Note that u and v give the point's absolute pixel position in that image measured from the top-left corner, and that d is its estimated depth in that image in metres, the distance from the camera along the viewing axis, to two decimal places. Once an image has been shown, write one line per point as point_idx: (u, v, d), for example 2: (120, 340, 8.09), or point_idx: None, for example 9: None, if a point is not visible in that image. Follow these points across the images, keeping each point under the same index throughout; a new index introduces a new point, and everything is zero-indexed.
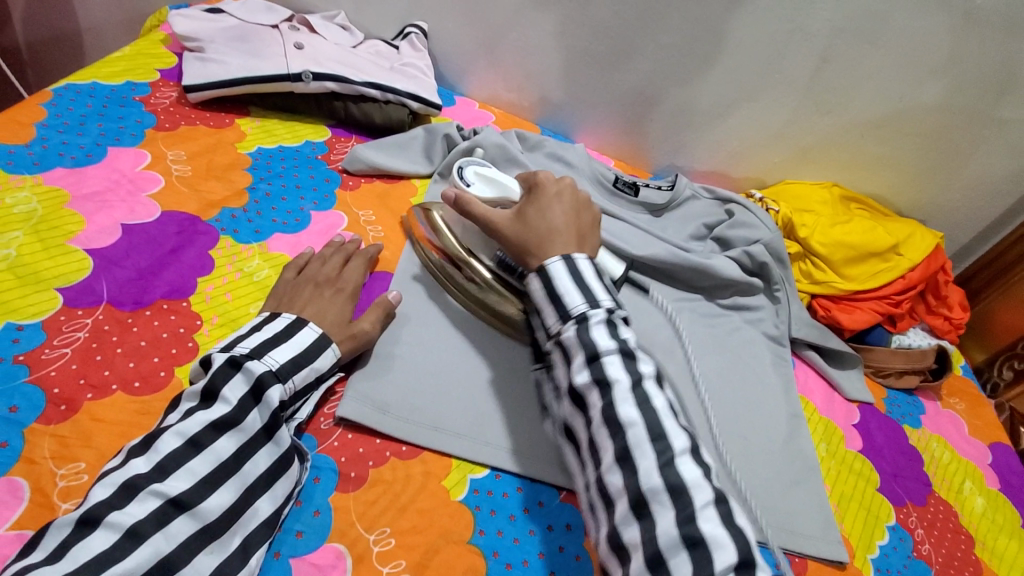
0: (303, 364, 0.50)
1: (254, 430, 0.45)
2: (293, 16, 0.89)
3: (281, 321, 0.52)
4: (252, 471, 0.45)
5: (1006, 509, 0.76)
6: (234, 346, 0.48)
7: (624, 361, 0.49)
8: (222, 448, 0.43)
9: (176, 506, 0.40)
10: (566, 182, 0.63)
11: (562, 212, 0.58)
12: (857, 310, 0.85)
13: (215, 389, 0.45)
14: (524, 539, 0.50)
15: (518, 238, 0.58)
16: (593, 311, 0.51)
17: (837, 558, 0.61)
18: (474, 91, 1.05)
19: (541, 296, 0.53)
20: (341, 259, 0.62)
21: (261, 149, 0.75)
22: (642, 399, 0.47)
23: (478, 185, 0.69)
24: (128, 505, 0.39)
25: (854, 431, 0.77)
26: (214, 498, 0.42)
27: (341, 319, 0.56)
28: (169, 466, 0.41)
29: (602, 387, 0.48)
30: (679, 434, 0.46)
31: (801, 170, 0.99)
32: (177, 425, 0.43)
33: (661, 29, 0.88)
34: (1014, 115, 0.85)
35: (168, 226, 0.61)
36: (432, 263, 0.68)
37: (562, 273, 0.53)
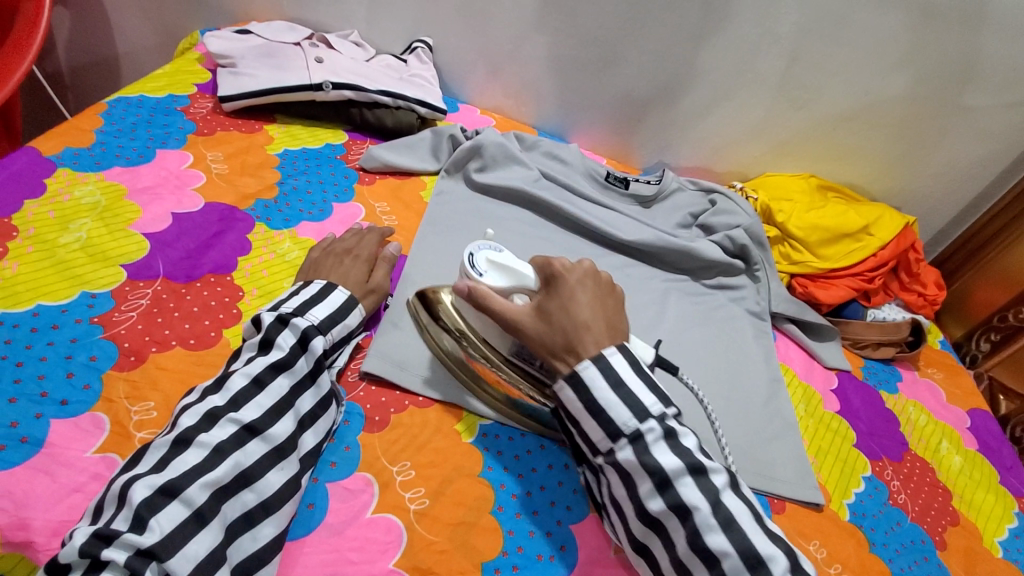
0: (338, 320, 0.59)
1: (303, 372, 0.54)
2: (312, 35, 0.99)
3: (315, 286, 0.61)
4: (303, 407, 0.53)
5: (983, 466, 0.80)
6: (279, 307, 0.57)
7: (696, 480, 0.49)
8: (280, 386, 0.52)
9: (250, 431, 0.48)
10: (582, 266, 0.59)
11: (587, 304, 0.56)
12: (833, 287, 0.92)
13: (270, 339, 0.53)
14: (528, 475, 0.57)
15: (546, 339, 0.55)
16: (645, 425, 0.50)
17: (814, 501, 0.67)
18: (475, 98, 1.14)
19: (581, 411, 0.52)
20: (356, 237, 0.70)
21: (287, 150, 0.84)
22: (726, 520, 0.47)
23: (492, 274, 0.60)
24: (212, 429, 0.47)
25: (831, 395, 0.83)
26: (279, 425, 0.50)
27: (360, 279, 0.65)
28: (241, 400, 0.49)
29: (682, 513, 0.48)
30: (776, 555, 0.46)
31: (780, 162, 1.07)
32: (243, 368, 0.51)
33: (643, 37, 0.97)
34: (975, 103, 0.93)
35: (210, 215, 0.70)
36: (446, 355, 0.63)
37: (600, 384, 0.52)
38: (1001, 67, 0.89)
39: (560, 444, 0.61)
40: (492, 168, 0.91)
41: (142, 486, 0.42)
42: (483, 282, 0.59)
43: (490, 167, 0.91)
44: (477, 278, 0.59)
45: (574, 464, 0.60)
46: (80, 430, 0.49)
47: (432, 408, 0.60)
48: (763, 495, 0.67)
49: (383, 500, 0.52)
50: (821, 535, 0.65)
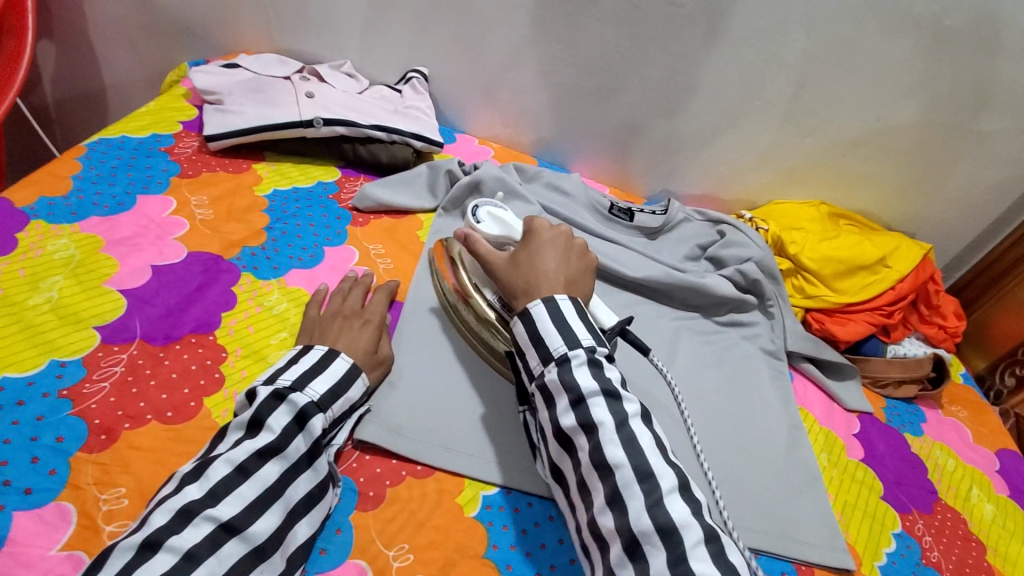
0: (339, 394, 0.54)
1: (296, 457, 0.49)
2: (303, 68, 0.96)
3: (315, 352, 0.56)
4: (293, 496, 0.48)
5: (1017, 515, 0.76)
6: (276, 378, 0.52)
7: (608, 403, 0.50)
8: (267, 474, 0.47)
9: (227, 530, 0.44)
10: (561, 231, 0.65)
11: (552, 259, 0.61)
12: (850, 322, 0.88)
13: (261, 418, 0.49)
14: (537, 554, 0.53)
15: (509, 281, 0.61)
16: (573, 352, 0.53)
17: (843, 565, 0.63)
18: (473, 127, 1.11)
19: (524, 339, 0.55)
20: (360, 294, 0.67)
21: (277, 191, 0.81)
22: (628, 439, 0.49)
23: (487, 224, 0.73)
24: (184, 530, 0.42)
25: (854, 441, 0.78)
26: (261, 521, 0.45)
27: (369, 347, 0.61)
28: (220, 492, 0.45)
29: (588, 429, 0.49)
30: (667, 475, 0.47)
31: (789, 190, 1.04)
32: (227, 453, 0.46)
33: (646, 64, 0.94)
34: (992, 127, 0.89)
35: (193, 266, 0.66)
36: (445, 296, 0.71)
37: (545, 316, 0.55)
38: (1018, 91, 0.86)
39: None
40: None
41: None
42: (478, 227, 0.73)
43: None
44: (475, 223, 0.73)
45: None
46: (43, 524, 0.44)
47: (432, 477, 0.56)
48: (787, 560, 0.63)
49: None
50: None
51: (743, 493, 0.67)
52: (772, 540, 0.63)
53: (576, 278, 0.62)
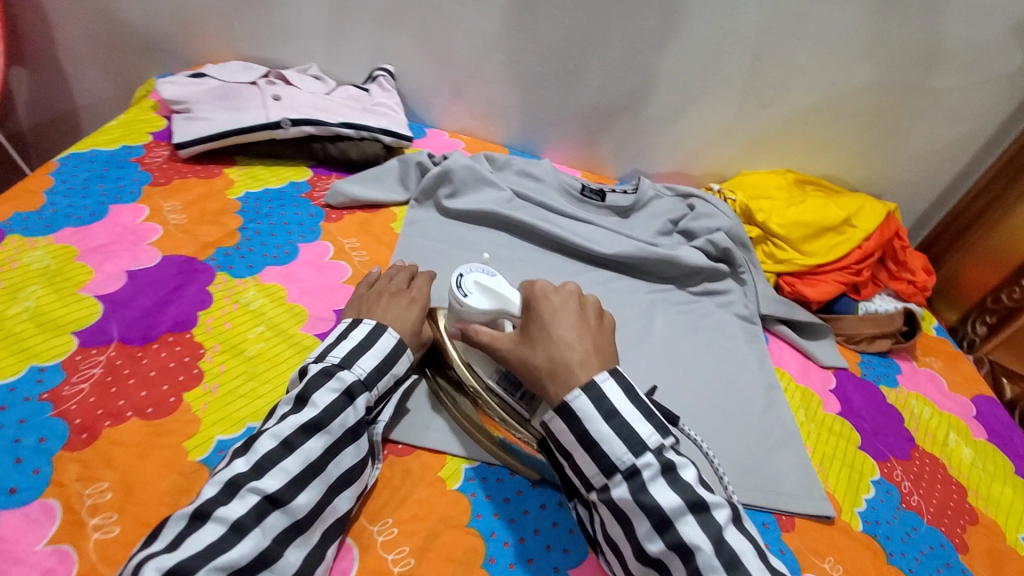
0: (385, 371, 0.57)
1: (340, 432, 0.51)
2: (269, 73, 0.97)
3: (363, 327, 0.58)
4: (336, 470, 0.50)
5: (995, 457, 0.77)
6: (326, 356, 0.55)
7: (699, 518, 0.45)
8: (312, 448, 0.49)
9: (272, 502, 0.46)
10: (568, 289, 0.58)
11: (571, 326, 0.53)
12: (821, 283, 0.90)
13: (307, 394, 0.52)
14: (520, 519, 0.54)
15: (529, 366, 0.53)
16: (643, 460, 0.47)
17: (824, 513, 0.64)
18: (443, 121, 1.12)
19: (574, 445, 0.49)
20: (406, 276, 0.69)
21: (249, 193, 0.82)
22: (730, 560, 0.44)
23: (476, 297, 0.59)
24: (232, 501, 0.45)
25: (831, 396, 0.80)
26: (304, 496, 0.47)
27: (415, 328, 0.62)
28: (266, 465, 0.47)
29: (683, 554, 0.45)
30: None
31: (755, 161, 1.06)
32: (273, 429, 0.49)
33: (605, 46, 0.96)
34: (945, 85, 0.92)
35: (169, 269, 0.67)
36: (439, 391, 0.62)
37: (594, 415, 0.48)
38: (966, 47, 0.88)
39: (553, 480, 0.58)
40: (463, 192, 0.89)
41: (152, 567, 0.39)
42: (464, 303, 0.59)
43: (461, 191, 0.89)
44: (461, 297, 0.59)
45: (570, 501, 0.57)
46: (29, 521, 0.46)
47: (415, 454, 0.58)
48: (768, 512, 0.64)
49: (364, 565, 0.49)
50: (834, 550, 0.62)
51: (723, 452, 0.69)
52: (753, 494, 0.65)
53: (599, 337, 0.55)
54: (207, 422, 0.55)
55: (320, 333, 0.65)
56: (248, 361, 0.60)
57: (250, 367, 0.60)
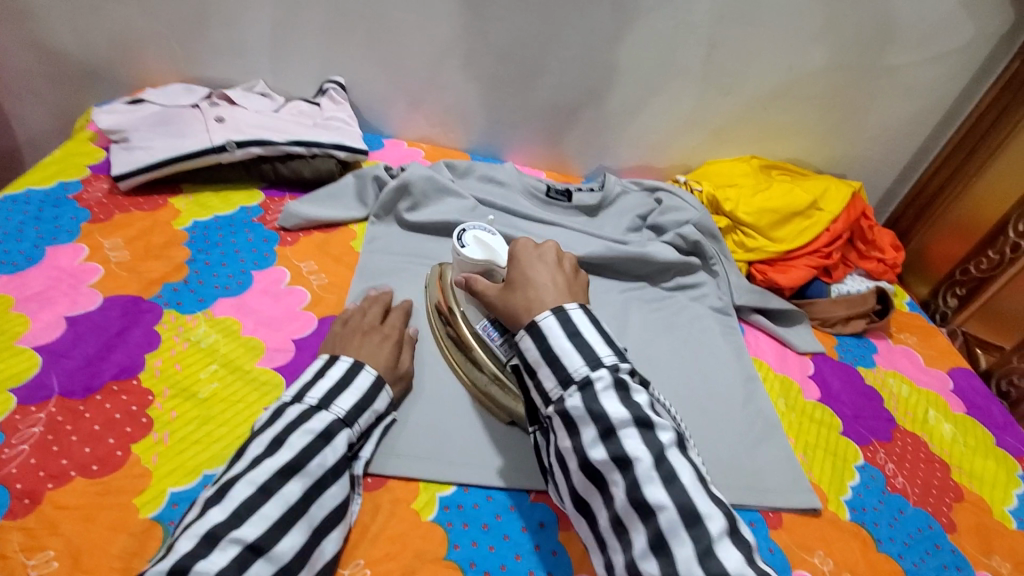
0: (365, 408, 0.56)
1: (319, 473, 0.50)
2: (211, 93, 0.93)
3: (339, 365, 0.57)
4: (318, 513, 0.48)
5: (975, 430, 0.77)
6: (303, 396, 0.54)
7: (641, 433, 0.47)
8: (290, 492, 0.48)
9: (254, 551, 0.44)
10: (547, 248, 0.64)
11: (546, 272, 0.60)
12: (792, 269, 0.90)
13: (282, 437, 0.50)
14: (500, 545, 0.53)
15: (508, 303, 0.58)
16: (596, 374, 0.50)
17: (809, 506, 0.63)
18: (401, 131, 1.09)
19: (538, 359, 0.52)
20: (379, 309, 0.68)
21: (197, 223, 0.78)
22: (668, 474, 0.45)
23: (472, 249, 0.66)
24: (210, 555, 0.42)
25: (810, 382, 0.80)
26: (286, 541, 0.46)
27: (390, 362, 0.61)
28: (244, 513, 0.45)
29: (623, 464, 0.46)
30: (713, 514, 0.44)
31: (719, 149, 1.05)
32: (248, 474, 0.47)
33: (560, 44, 0.93)
34: (900, 62, 0.91)
35: (112, 311, 0.65)
36: (436, 327, 0.70)
37: (557, 332, 0.53)
38: (917, 23, 0.87)
39: (532, 500, 0.57)
40: (425, 204, 0.86)
41: None
42: (460, 253, 0.65)
43: (422, 204, 0.86)
44: (458, 247, 0.66)
45: (550, 520, 0.56)
46: None
47: (386, 486, 0.56)
48: (755, 510, 0.63)
49: None
50: (823, 543, 0.61)
51: (706, 450, 0.67)
52: (739, 492, 0.64)
53: (572, 286, 0.61)
54: (159, 474, 0.52)
55: (279, 366, 0.63)
56: (201, 405, 0.58)
57: (204, 411, 0.57)
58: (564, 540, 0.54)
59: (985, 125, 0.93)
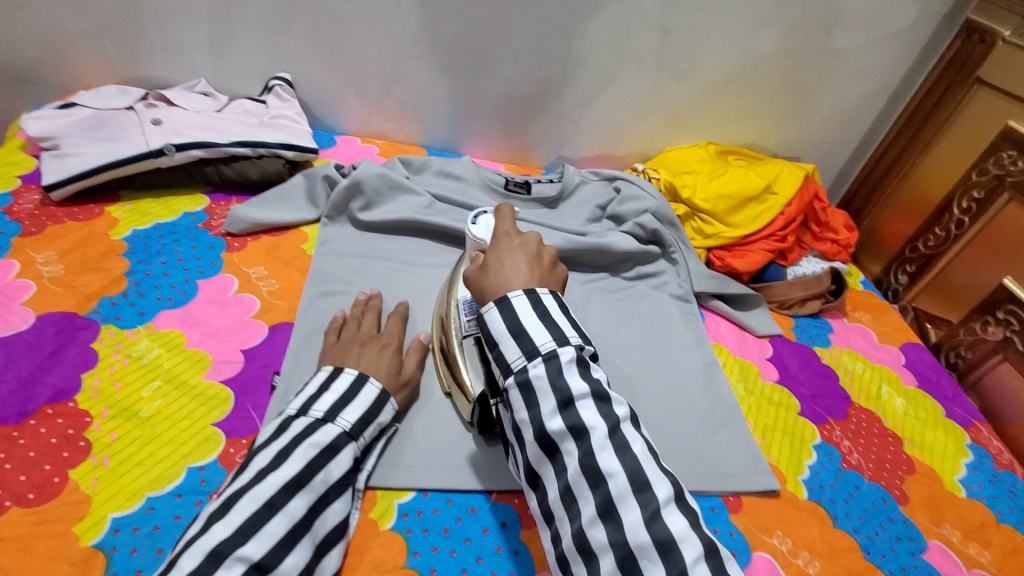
0: (370, 421, 0.55)
1: (324, 488, 0.49)
2: (148, 94, 0.88)
3: (345, 377, 0.56)
4: (321, 529, 0.48)
5: (926, 403, 0.80)
6: (308, 409, 0.53)
7: (599, 405, 0.45)
8: (295, 508, 0.46)
9: (259, 570, 0.42)
10: (532, 235, 0.57)
11: (521, 256, 0.54)
12: (749, 254, 0.91)
13: (288, 449, 0.49)
14: (460, 549, 0.53)
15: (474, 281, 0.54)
16: (562, 348, 0.47)
17: (768, 487, 0.65)
18: (354, 127, 1.06)
19: (504, 331, 0.48)
20: (373, 317, 0.67)
21: (137, 232, 0.75)
22: (621, 444, 0.44)
23: (480, 228, 0.65)
24: (218, 572, 0.41)
25: (768, 364, 0.81)
26: (290, 559, 0.44)
27: (392, 370, 0.60)
28: (250, 529, 0.44)
29: (578, 433, 0.44)
30: (661, 482, 0.43)
31: (676, 137, 1.06)
32: (253, 489, 0.46)
33: (512, 34, 0.92)
34: (847, 45, 0.93)
35: (45, 329, 0.61)
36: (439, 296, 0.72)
37: (527, 308, 0.49)
38: (862, 5, 0.89)
39: (493, 501, 0.57)
40: (378, 203, 0.84)
41: None
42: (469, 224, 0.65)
43: (375, 202, 0.84)
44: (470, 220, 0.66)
45: (512, 520, 0.56)
46: None
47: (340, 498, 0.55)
48: (715, 496, 0.64)
49: None
50: (782, 524, 0.62)
51: (669, 437, 0.68)
52: (700, 479, 0.64)
53: (548, 272, 0.55)
54: (99, 499, 0.50)
55: (227, 378, 0.61)
56: (143, 425, 0.56)
57: (147, 430, 0.55)
58: (526, 539, 0.54)
59: (930, 104, 0.96)
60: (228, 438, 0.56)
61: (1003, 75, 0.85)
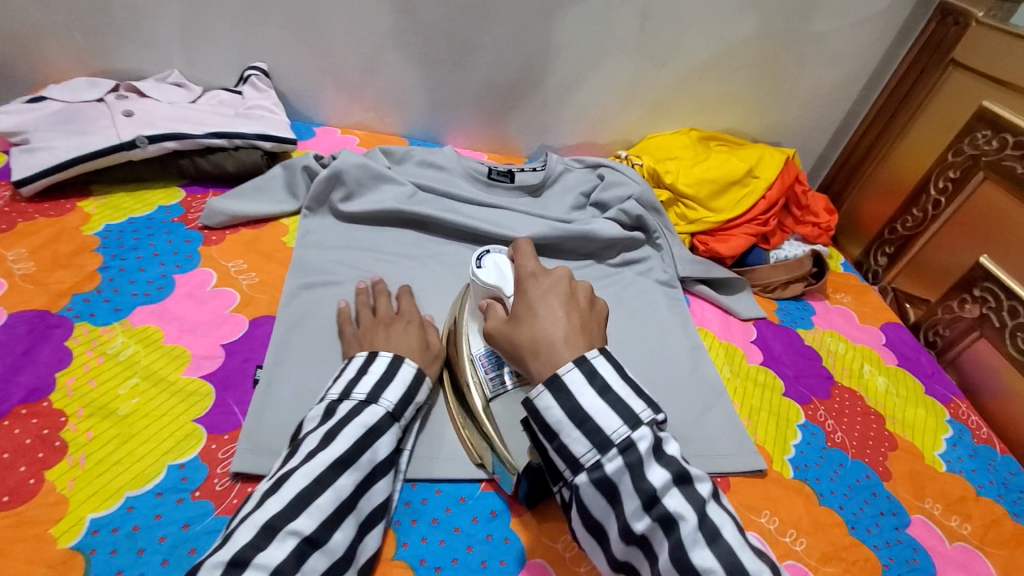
0: (410, 401, 0.55)
1: (369, 468, 0.49)
2: (119, 86, 0.86)
3: (381, 360, 0.55)
4: (366, 507, 0.48)
5: (908, 381, 0.81)
6: (351, 392, 0.52)
7: (682, 491, 0.43)
8: (343, 486, 0.46)
9: (311, 544, 0.43)
10: (559, 272, 0.54)
11: (558, 306, 0.50)
12: (731, 238, 0.91)
13: (335, 429, 0.49)
14: (450, 539, 0.52)
15: (512, 345, 0.50)
16: (638, 434, 0.43)
17: (755, 468, 0.65)
18: (332, 118, 1.04)
19: (566, 421, 0.44)
20: (386, 300, 0.67)
21: (110, 226, 0.73)
22: (712, 533, 0.42)
23: (487, 271, 0.59)
24: (270, 546, 0.41)
25: (753, 346, 0.82)
26: (339, 534, 0.45)
27: (422, 345, 0.60)
28: (300, 504, 0.44)
29: (667, 527, 0.42)
30: (761, 570, 0.41)
31: (658, 123, 1.06)
32: (304, 467, 0.46)
33: (491, 20, 0.90)
34: (825, 29, 0.93)
35: (17, 328, 0.59)
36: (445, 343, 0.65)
37: (586, 389, 0.45)
38: None
39: (483, 490, 0.57)
40: (359, 193, 0.83)
41: None
42: (474, 271, 0.60)
43: (357, 193, 0.83)
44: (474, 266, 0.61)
45: (502, 508, 0.55)
46: None
47: None
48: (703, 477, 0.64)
49: None
50: (769, 502, 0.63)
51: None
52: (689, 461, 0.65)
53: (587, 318, 0.51)
54: (77, 500, 0.48)
55: (207, 373, 0.60)
56: (121, 423, 0.54)
57: (125, 428, 0.54)
58: (516, 526, 0.54)
59: (905, 87, 0.97)
60: (210, 433, 0.55)
61: (977, 56, 0.87)
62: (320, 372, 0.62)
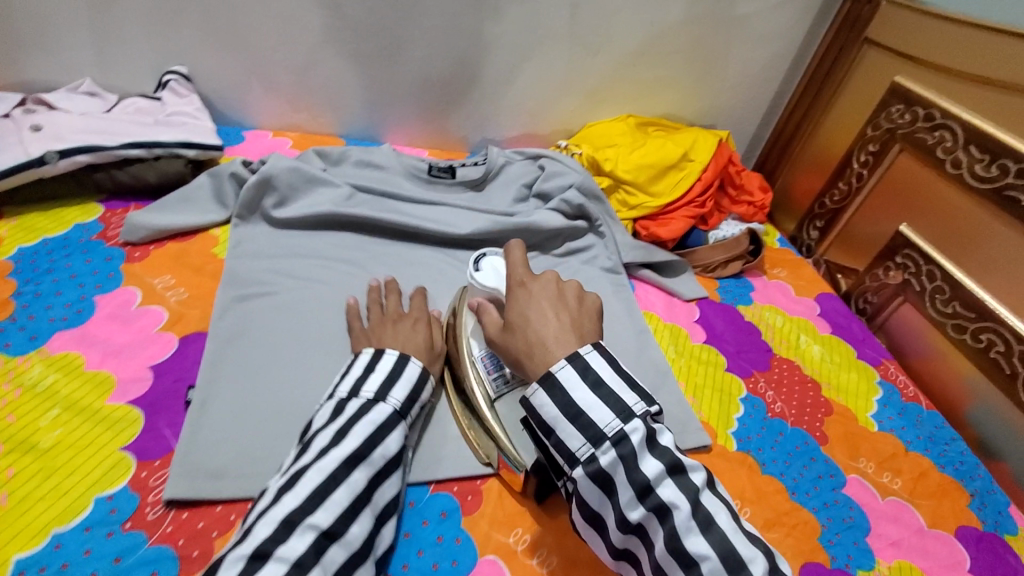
0: (416, 399, 0.54)
1: (382, 463, 0.48)
2: (25, 99, 0.80)
3: (388, 358, 0.54)
4: (379, 501, 0.48)
5: (841, 347, 0.85)
6: (359, 389, 0.52)
7: (677, 481, 0.43)
8: (357, 480, 0.46)
9: (328, 537, 0.42)
10: (547, 275, 0.57)
11: (548, 308, 0.52)
12: (671, 222, 0.93)
13: (346, 426, 0.48)
14: (401, 545, 0.52)
15: (510, 349, 0.53)
16: (629, 425, 0.44)
17: (700, 443, 0.68)
18: (263, 120, 1.01)
19: (558, 416, 0.46)
20: (395, 297, 0.67)
21: (23, 249, 0.69)
22: (705, 521, 0.42)
23: (484, 275, 0.65)
24: (290, 539, 0.41)
25: (696, 326, 0.84)
26: (356, 526, 0.45)
27: (428, 342, 0.61)
28: (318, 497, 0.43)
29: (662, 515, 0.42)
30: (755, 555, 0.41)
31: (597, 111, 1.06)
32: (317, 462, 0.45)
33: (421, 13, 0.89)
34: (749, 12, 0.96)
35: None
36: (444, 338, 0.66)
37: (578, 384, 0.46)
38: None
39: (432, 491, 0.57)
40: (293, 198, 0.80)
41: None
42: (473, 275, 0.65)
43: (290, 197, 0.80)
44: (472, 270, 0.66)
45: (452, 508, 0.55)
46: None
47: None
48: None
49: None
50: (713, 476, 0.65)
51: None
52: None
53: (579, 314, 0.54)
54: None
55: (134, 398, 0.57)
56: (44, 456, 0.51)
57: (48, 462, 0.51)
58: (468, 526, 0.54)
59: (825, 69, 1.01)
60: (140, 460, 0.53)
61: (889, 32, 0.91)
62: (259, 387, 0.60)
